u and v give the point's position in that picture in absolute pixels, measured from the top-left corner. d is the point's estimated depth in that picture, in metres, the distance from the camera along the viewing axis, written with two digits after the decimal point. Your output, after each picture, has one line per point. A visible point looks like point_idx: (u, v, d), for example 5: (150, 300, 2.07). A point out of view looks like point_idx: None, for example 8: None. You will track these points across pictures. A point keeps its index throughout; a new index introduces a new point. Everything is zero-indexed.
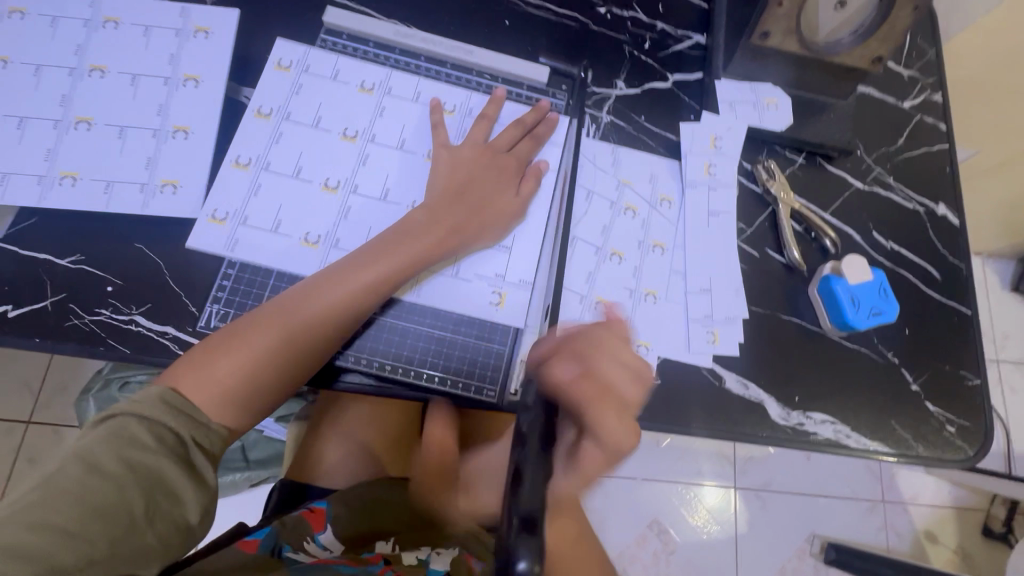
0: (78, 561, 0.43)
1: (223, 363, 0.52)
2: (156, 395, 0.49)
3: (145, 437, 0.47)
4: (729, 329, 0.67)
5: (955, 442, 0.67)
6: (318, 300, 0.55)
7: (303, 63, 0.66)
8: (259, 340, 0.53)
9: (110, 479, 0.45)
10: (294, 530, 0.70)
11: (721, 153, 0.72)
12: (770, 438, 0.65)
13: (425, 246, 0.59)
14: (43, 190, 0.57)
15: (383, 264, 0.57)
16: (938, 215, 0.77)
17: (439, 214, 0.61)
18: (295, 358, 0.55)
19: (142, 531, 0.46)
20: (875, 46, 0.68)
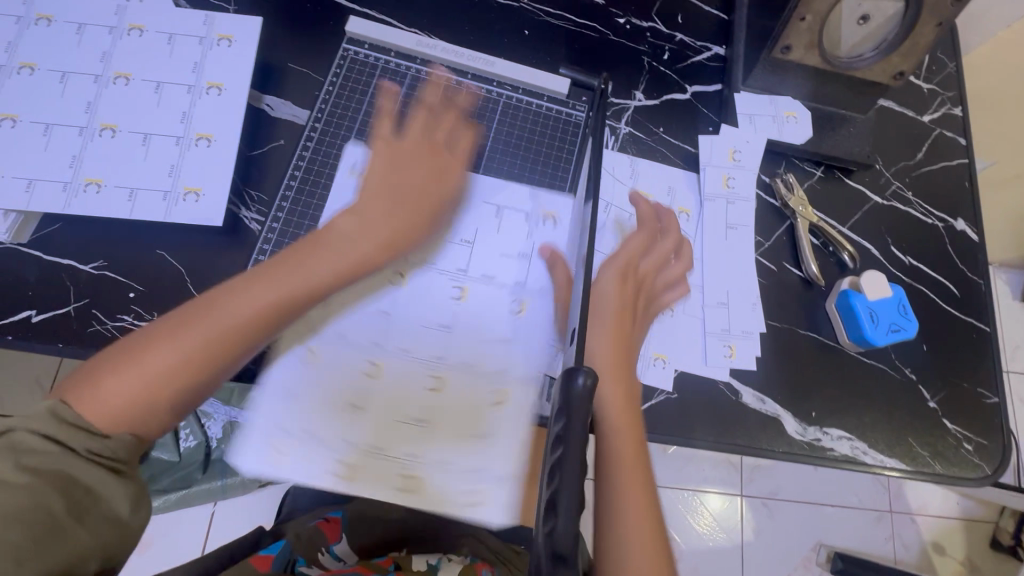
0: (7, 566, 0.39)
1: (117, 376, 0.45)
2: (44, 409, 0.43)
3: (37, 442, 0.42)
4: (746, 343, 0.67)
5: (973, 461, 0.67)
6: (240, 300, 0.49)
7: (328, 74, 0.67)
8: (169, 345, 0.46)
9: (16, 486, 0.41)
10: (309, 543, 0.71)
11: (739, 165, 0.72)
12: (786, 453, 0.65)
13: (373, 241, 0.54)
14: (69, 197, 0.57)
15: (323, 256, 0.52)
16: (957, 230, 0.76)
17: (389, 203, 0.55)
18: (217, 361, 0.48)
19: (68, 532, 0.42)
20: (896, 61, 0.67)
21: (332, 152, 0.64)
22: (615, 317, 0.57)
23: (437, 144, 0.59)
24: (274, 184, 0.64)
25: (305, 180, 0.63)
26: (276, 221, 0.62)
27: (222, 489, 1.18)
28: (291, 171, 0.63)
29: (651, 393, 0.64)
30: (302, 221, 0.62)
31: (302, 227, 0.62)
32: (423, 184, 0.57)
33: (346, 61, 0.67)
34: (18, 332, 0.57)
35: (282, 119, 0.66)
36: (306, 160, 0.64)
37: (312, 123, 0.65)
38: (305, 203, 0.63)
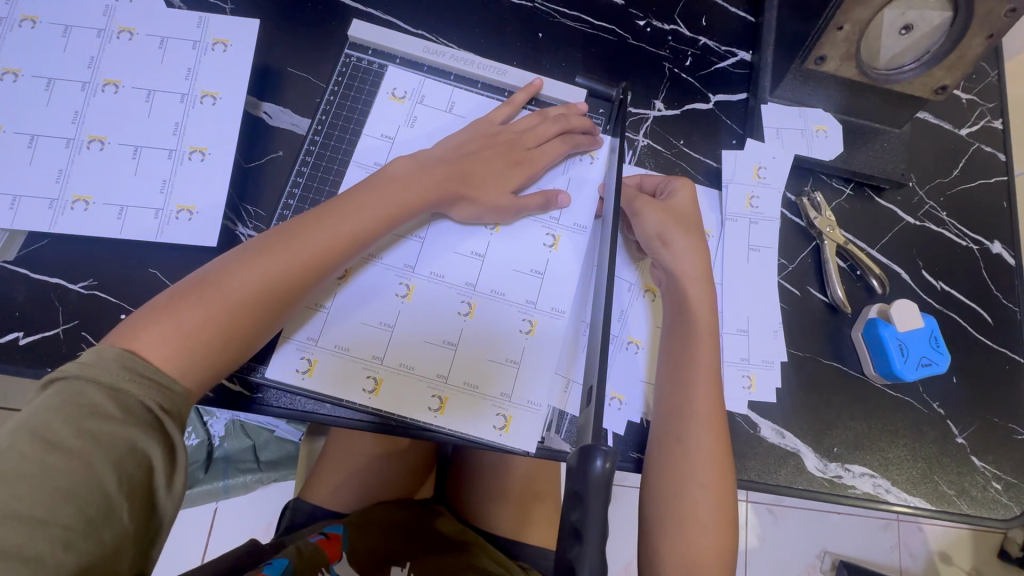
0: (52, 551, 0.35)
1: (197, 311, 0.46)
2: (112, 358, 0.42)
3: (104, 402, 0.40)
4: (765, 374, 0.63)
5: (1002, 501, 0.64)
6: (312, 239, 0.50)
7: (334, 79, 0.63)
8: (246, 277, 0.48)
9: (73, 454, 0.38)
10: (309, 559, 0.64)
11: (764, 184, 0.68)
12: (807, 491, 0.62)
13: (424, 197, 0.55)
14: (55, 214, 0.55)
15: (387, 203, 0.54)
16: (993, 254, 0.72)
17: (447, 167, 0.57)
18: (288, 299, 0.50)
19: (117, 513, 0.38)
20: (939, 74, 0.62)
21: (333, 167, 0.60)
22: (694, 232, 0.61)
23: (516, 140, 0.61)
24: (271, 200, 0.61)
25: (304, 197, 0.59)
26: None
27: (225, 489, 1.15)
28: (289, 188, 0.60)
29: None
30: None
31: None
32: (489, 173, 0.59)
33: (348, 68, 0.63)
34: (4, 356, 0.54)
35: (280, 129, 0.63)
36: (305, 175, 0.60)
37: (312, 136, 0.61)
38: None
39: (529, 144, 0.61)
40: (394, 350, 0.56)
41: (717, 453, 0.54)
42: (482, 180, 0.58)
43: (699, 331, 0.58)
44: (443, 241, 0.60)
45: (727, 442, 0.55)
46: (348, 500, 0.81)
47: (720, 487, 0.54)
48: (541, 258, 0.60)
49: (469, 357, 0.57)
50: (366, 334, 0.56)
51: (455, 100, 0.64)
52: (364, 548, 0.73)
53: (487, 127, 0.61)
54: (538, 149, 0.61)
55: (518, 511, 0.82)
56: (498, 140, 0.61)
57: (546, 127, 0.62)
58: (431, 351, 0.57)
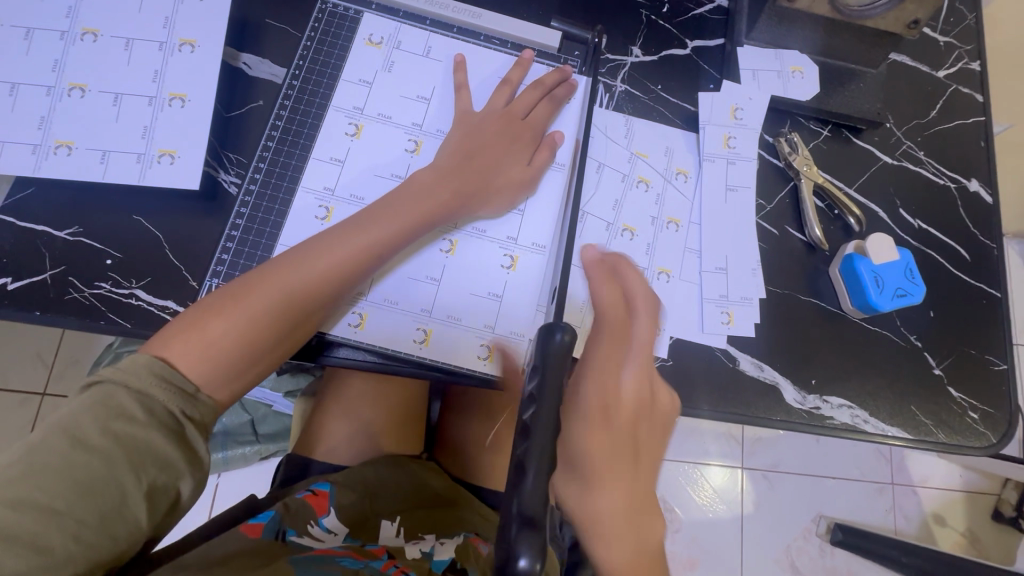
0: (63, 542, 0.38)
1: (221, 325, 0.47)
2: (142, 364, 0.44)
3: (132, 407, 0.42)
4: (744, 309, 0.64)
5: (978, 429, 0.65)
6: (331, 255, 0.50)
7: (312, 25, 0.63)
8: (267, 294, 0.48)
9: (97, 453, 0.40)
10: (297, 513, 0.67)
11: (741, 124, 0.69)
12: (786, 422, 0.63)
13: (444, 202, 0.55)
14: (39, 159, 0.55)
15: (407, 217, 0.53)
16: (970, 192, 0.72)
17: (463, 170, 0.57)
18: (307, 314, 0.51)
19: (131, 512, 0.41)
20: (911, 9, 0.62)
21: (311, 111, 0.61)
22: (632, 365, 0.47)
23: (507, 115, 0.61)
24: (251, 146, 0.62)
25: (283, 140, 0.60)
26: (253, 182, 0.59)
27: (224, 461, 1.16)
28: (268, 132, 0.60)
29: None
30: (280, 182, 0.59)
31: (280, 188, 0.59)
32: (496, 157, 0.59)
33: (324, 15, 0.64)
34: None
35: (260, 79, 0.63)
36: (283, 120, 0.61)
37: (290, 81, 0.62)
38: (284, 163, 0.60)
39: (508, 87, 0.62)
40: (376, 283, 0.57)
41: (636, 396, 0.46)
42: (495, 164, 0.58)
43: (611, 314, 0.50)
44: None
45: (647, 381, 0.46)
46: (340, 454, 0.82)
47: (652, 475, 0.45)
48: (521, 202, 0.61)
49: (449, 292, 0.58)
50: None
51: (432, 45, 0.64)
52: (354, 504, 0.73)
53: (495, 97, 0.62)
54: (530, 118, 0.62)
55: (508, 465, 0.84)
56: (494, 120, 0.60)
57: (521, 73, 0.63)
58: (412, 288, 0.58)
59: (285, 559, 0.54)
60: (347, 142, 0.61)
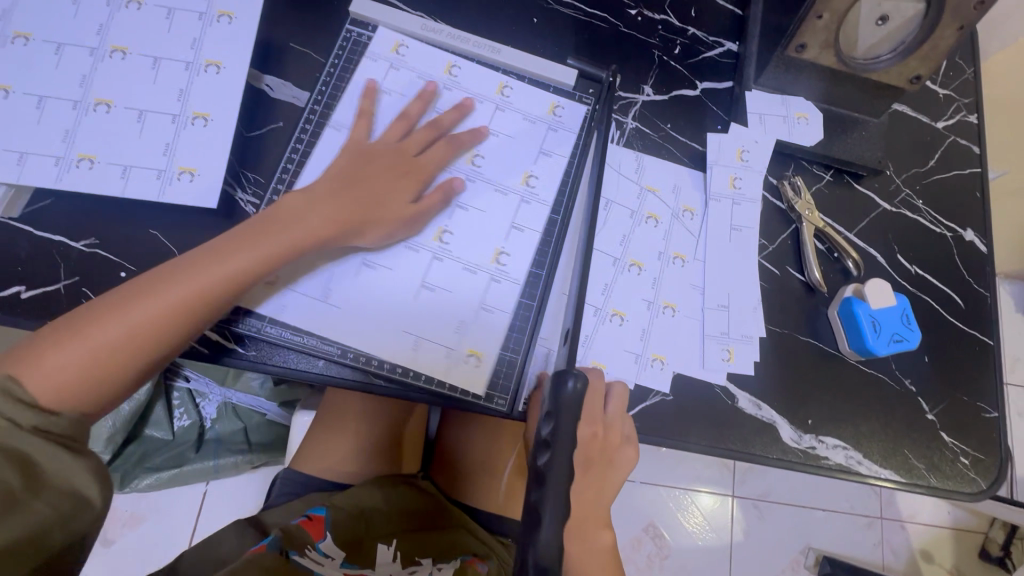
0: None
1: (51, 360, 0.45)
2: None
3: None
4: (745, 347, 0.66)
5: (968, 475, 0.66)
6: (163, 294, 0.47)
7: (369, 54, 0.65)
8: (102, 329, 0.46)
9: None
10: (293, 538, 0.66)
11: (747, 166, 0.71)
12: (781, 461, 0.64)
13: (311, 233, 0.53)
14: (61, 171, 0.56)
15: (249, 255, 0.50)
16: (966, 241, 0.75)
17: (304, 211, 0.54)
18: (151, 351, 0.48)
19: (23, 503, 0.42)
20: (913, 65, 0.65)
21: (332, 135, 0.63)
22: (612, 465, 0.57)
23: (402, 150, 0.60)
24: (271, 166, 0.63)
25: (302, 164, 0.61)
26: (271, 203, 0.60)
27: (215, 469, 1.15)
28: (287, 155, 0.62)
29: (645, 394, 0.63)
30: None
31: None
32: (379, 186, 0.58)
33: (349, 42, 0.66)
34: (6, 308, 0.56)
35: (281, 101, 0.65)
36: (303, 144, 0.62)
37: (311, 105, 0.63)
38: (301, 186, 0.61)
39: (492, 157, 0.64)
40: (320, 329, 0.57)
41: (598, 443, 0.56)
42: (383, 194, 0.58)
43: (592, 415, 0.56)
44: (402, 277, 0.59)
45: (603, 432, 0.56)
46: (336, 472, 0.82)
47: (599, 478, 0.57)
48: (464, 344, 0.58)
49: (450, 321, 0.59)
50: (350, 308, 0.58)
51: (451, 78, 0.66)
52: (346, 527, 0.71)
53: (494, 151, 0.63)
54: (422, 157, 0.61)
55: (503, 489, 0.84)
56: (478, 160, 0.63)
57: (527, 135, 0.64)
58: (417, 317, 0.59)
59: None
60: None
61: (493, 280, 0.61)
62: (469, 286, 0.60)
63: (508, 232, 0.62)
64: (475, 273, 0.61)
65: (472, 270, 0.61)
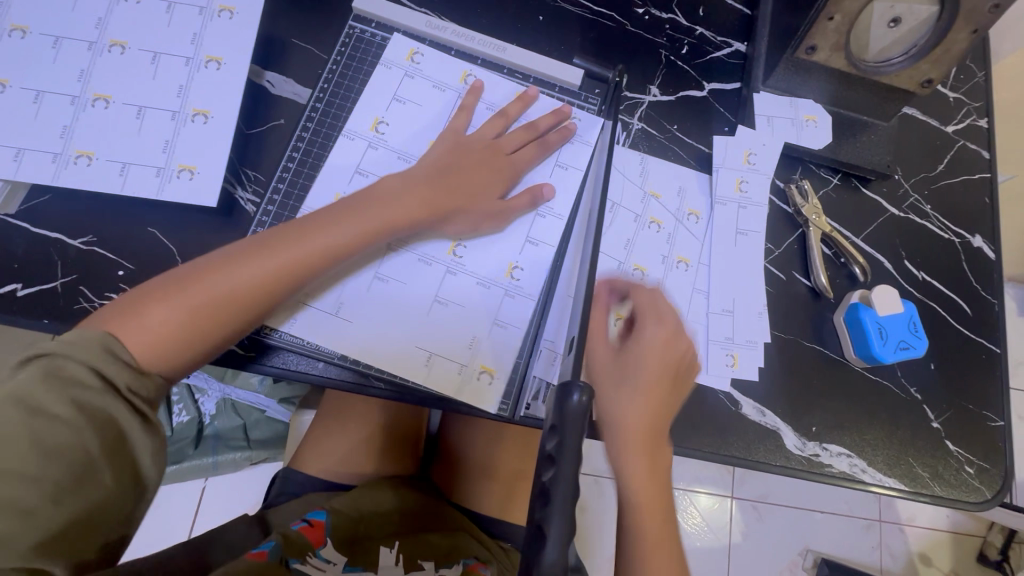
0: (41, 503, 0.39)
1: (162, 313, 0.46)
2: (94, 339, 0.43)
3: (83, 376, 0.42)
4: (749, 352, 0.65)
5: (973, 484, 0.66)
6: (270, 259, 0.49)
7: (385, 62, 0.64)
8: (211, 287, 0.47)
9: (62, 421, 0.40)
10: (295, 544, 0.64)
11: (753, 169, 0.70)
12: (784, 468, 0.64)
13: (409, 213, 0.55)
14: (59, 168, 0.55)
15: (348, 228, 0.52)
16: (974, 247, 0.74)
17: (403, 192, 0.55)
18: (251, 312, 0.49)
19: (99, 472, 0.41)
20: (925, 68, 0.64)
21: (333, 134, 0.62)
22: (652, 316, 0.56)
23: (494, 147, 0.61)
24: (271, 165, 0.62)
25: (303, 163, 0.61)
26: (271, 203, 0.59)
27: (214, 466, 1.13)
28: (288, 154, 0.61)
29: None
30: (298, 205, 0.59)
31: (297, 209, 0.59)
32: (476, 177, 0.59)
33: (351, 39, 0.65)
34: (2, 306, 0.55)
35: (282, 97, 0.64)
36: (304, 142, 0.61)
37: (313, 103, 0.62)
38: (302, 185, 0.60)
39: (508, 149, 0.62)
40: (324, 335, 0.56)
41: (654, 428, 0.53)
42: (478, 184, 0.59)
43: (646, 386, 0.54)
44: (415, 291, 0.58)
45: (666, 409, 0.54)
46: (334, 472, 0.82)
47: (658, 469, 0.53)
48: (477, 361, 0.57)
49: (451, 325, 0.58)
50: (356, 313, 0.57)
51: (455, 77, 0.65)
52: (345, 530, 0.70)
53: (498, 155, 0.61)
54: (515, 155, 0.62)
55: (502, 491, 0.83)
56: (482, 149, 0.60)
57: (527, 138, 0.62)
58: (418, 321, 0.58)
59: None
60: None
61: (507, 296, 0.60)
62: (481, 301, 0.59)
63: (523, 246, 0.61)
64: (490, 288, 0.60)
65: (486, 285, 0.60)
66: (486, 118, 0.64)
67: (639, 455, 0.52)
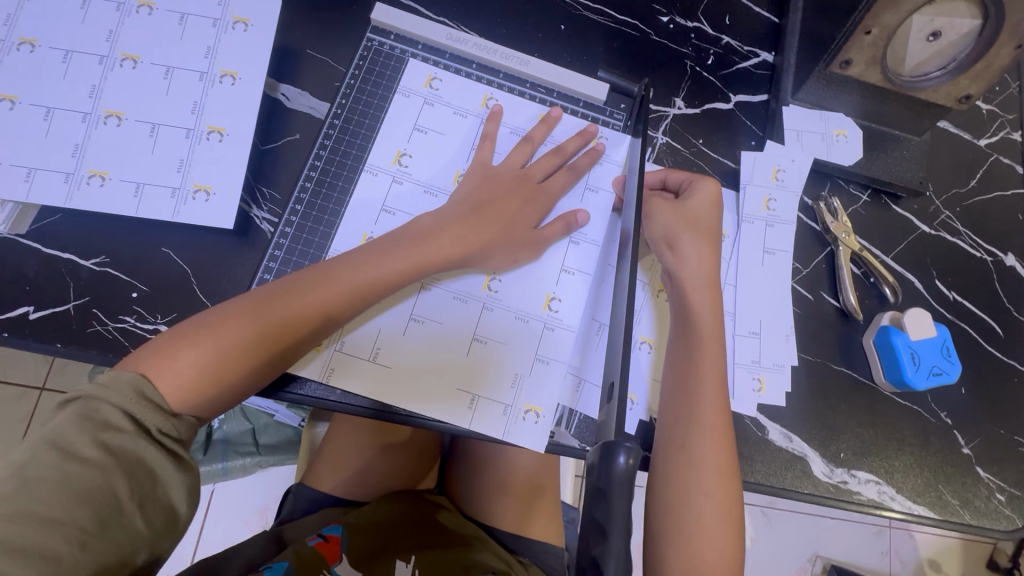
0: (69, 551, 0.38)
1: (193, 354, 0.45)
2: (126, 381, 0.43)
3: (116, 418, 0.42)
4: (776, 377, 0.63)
5: (1003, 512, 0.64)
6: (302, 301, 0.48)
7: (403, 88, 0.62)
8: (243, 329, 0.46)
9: (92, 465, 0.40)
10: (310, 564, 0.64)
11: (782, 186, 0.68)
12: (812, 496, 0.62)
13: (443, 254, 0.53)
14: (71, 188, 0.54)
15: (380, 266, 0.51)
16: (1007, 266, 0.72)
17: (436, 230, 0.54)
18: (282, 354, 0.48)
19: (129, 515, 0.40)
20: (964, 84, 0.62)
21: (351, 152, 0.60)
22: (705, 235, 0.60)
23: (524, 175, 0.59)
24: (286, 184, 0.60)
25: (321, 182, 0.59)
26: (289, 225, 0.57)
27: (224, 471, 1.12)
28: (306, 173, 0.59)
29: None
30: (316, 226, 0.58)
31: (315, 233, 0.58)
32: (507, 210, 0.57)
33: (369, 52, 0.62)
34: (14, 329, 0.53)
35: (299, 113, 0.62)
36: (322, 161, 0.59)
37: (331, 120, 0.60)
38: (321, 206, 0.58)
39: (537, 177, 0.60)
40: (347, 365, 0.54)
41: (718, 465, 0.53)
42: (513, 219, 0.57)
43: (705, 420, 0.54)
44: (440, 320, 0.56)
45: (730, 447, 0.54)
46: (345, 488, 0.80)
47: (723, 508, 0.52)
48: (521, 400, 0.55)
49: (476, 354, 0.56)
50: (381, 341, 0.55)
51: (476, 91, 0.63)
52: (361, 547, 0.70)
53: (525, 180, 0.59)
54: (547, 181, 0.60)
55: (519, 507, 0.81)
56: (511, 176, 0.59)
57: (553, 157, 0.60)
58: (442, 349, 0.56)
59: None
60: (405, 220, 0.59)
61: (547, 328, 0.58)
62: (521, 332, 0.57)
63: (559, 274, 0.59)
64: (530, 320, 0.58)
65: (524, 318, 0.58)
66: (511, 142, 0.62)
67: (699, 494, 0.52)
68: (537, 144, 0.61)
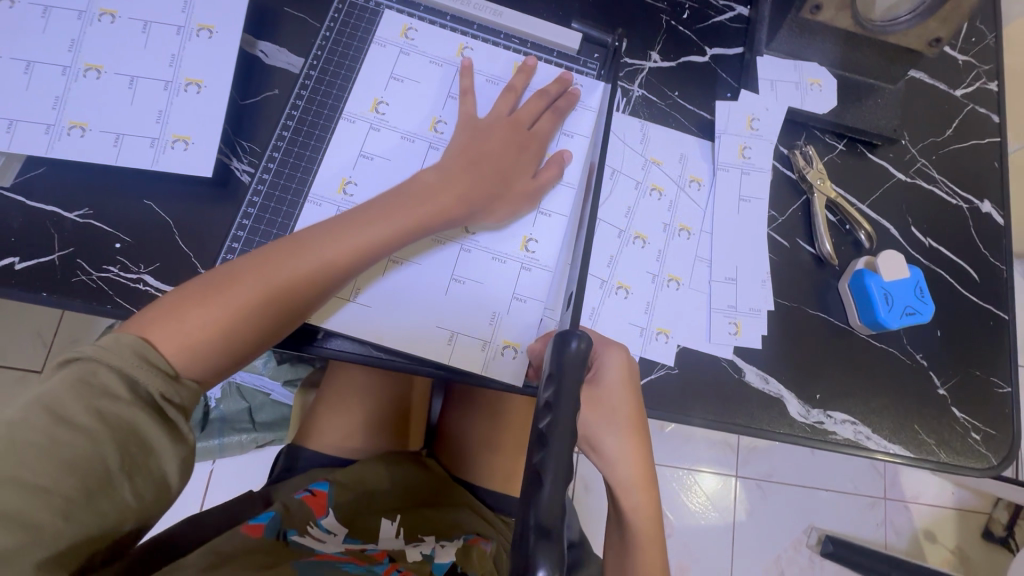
0: (52, 519, 0.38)
1: (198, 317, 0.46)
2: (128, 345, 0.43)
3: (115, 385, 0.41)
4: (752, 321, 0.64)
5: (979, 450, 0.65)
6: (303, 262, 0.49)
7: (378, 39, 0.63)
8: (246, 292, 0.47)
9: (82, 432, 0.39)
10: (297, 514, 0.65)
11: (756, 135, 0.69)
12: (787, 436, 0.63)
13: (440, 210, 0.54)
14: (52, 139, 0.55)
15: (380, 228, 0.51)
16: (983, 213, 0.72)
17: (434, 189, 0.54)
18: (285, 314, 0.49)
19: (118, 487, 0.40)
20: (934, 27, 0.63)
21: (328, 101, 0.61)
22: None
23: (513, 123, 0.60)
24: (265, 134, 0.61)
25: (298, 131, 0.60)
26: (266, 172, 0.59)
27: (220, 448, 1.14)
28: (283, 122, 0.60)
29: (650, 367, 0.62)
30: (295, 172, 0.59)
31: (293, 179, 0.59)
32: (480, 155, 0.58)
33: (345, 5, 0.63)
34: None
35: (277, 68, 0.63)
36: (299, 110, 0.60)
37: (307, 71, 0.61)
38: (298, 153, 0.59)
39: (525, 124, 0.61)
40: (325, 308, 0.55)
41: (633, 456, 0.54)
42: (487, 164, 0.58)
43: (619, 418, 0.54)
44: (419, 264, 0.57)
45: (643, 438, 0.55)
46: (337, 448, 0.82)
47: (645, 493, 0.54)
48: (499, 336, 0.57)
49: (454, 295, 0.57)
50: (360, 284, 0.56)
51: (451, 44, 0.64)
52: (348, 504, 0.71)
53: (511, 129, 0.60)
54: (535, 129, 0.61)
55: (506, 466, 0.83)
56: (501, 126, 0.60)
57: (535, 103, 0.61)
58: (421, 293, 0.57)
59: (291, 560, 0.55)
60: (382, 168, 0.60)
61: (523, 269, 0.59)
62: (497, 273, 0.58)
63: (536, 218, 0.60)
64: (506, 262, 0.59)
65: (502, 259, 0.59)
66: (486, 92, 0.63)
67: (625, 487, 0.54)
68: (520, 94, 0.62)
